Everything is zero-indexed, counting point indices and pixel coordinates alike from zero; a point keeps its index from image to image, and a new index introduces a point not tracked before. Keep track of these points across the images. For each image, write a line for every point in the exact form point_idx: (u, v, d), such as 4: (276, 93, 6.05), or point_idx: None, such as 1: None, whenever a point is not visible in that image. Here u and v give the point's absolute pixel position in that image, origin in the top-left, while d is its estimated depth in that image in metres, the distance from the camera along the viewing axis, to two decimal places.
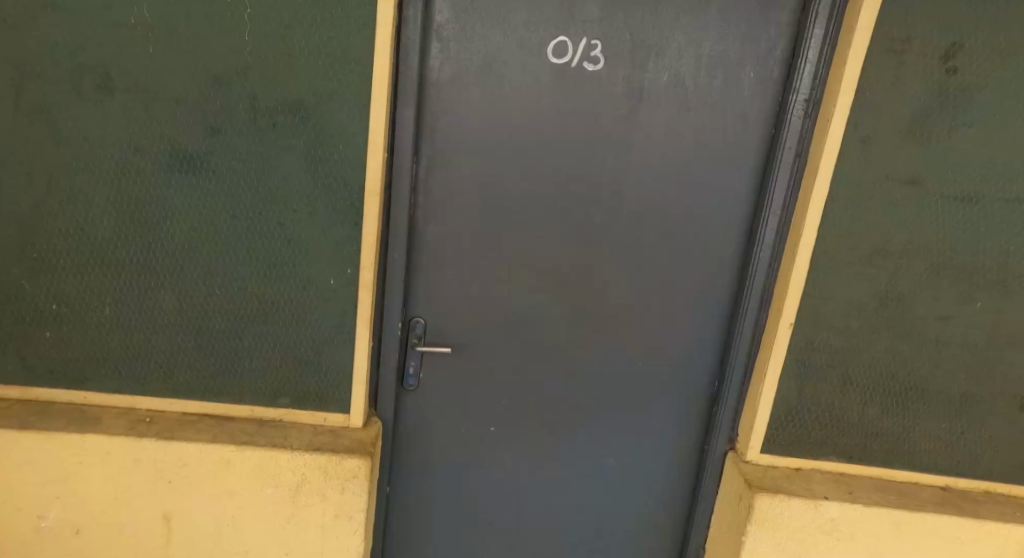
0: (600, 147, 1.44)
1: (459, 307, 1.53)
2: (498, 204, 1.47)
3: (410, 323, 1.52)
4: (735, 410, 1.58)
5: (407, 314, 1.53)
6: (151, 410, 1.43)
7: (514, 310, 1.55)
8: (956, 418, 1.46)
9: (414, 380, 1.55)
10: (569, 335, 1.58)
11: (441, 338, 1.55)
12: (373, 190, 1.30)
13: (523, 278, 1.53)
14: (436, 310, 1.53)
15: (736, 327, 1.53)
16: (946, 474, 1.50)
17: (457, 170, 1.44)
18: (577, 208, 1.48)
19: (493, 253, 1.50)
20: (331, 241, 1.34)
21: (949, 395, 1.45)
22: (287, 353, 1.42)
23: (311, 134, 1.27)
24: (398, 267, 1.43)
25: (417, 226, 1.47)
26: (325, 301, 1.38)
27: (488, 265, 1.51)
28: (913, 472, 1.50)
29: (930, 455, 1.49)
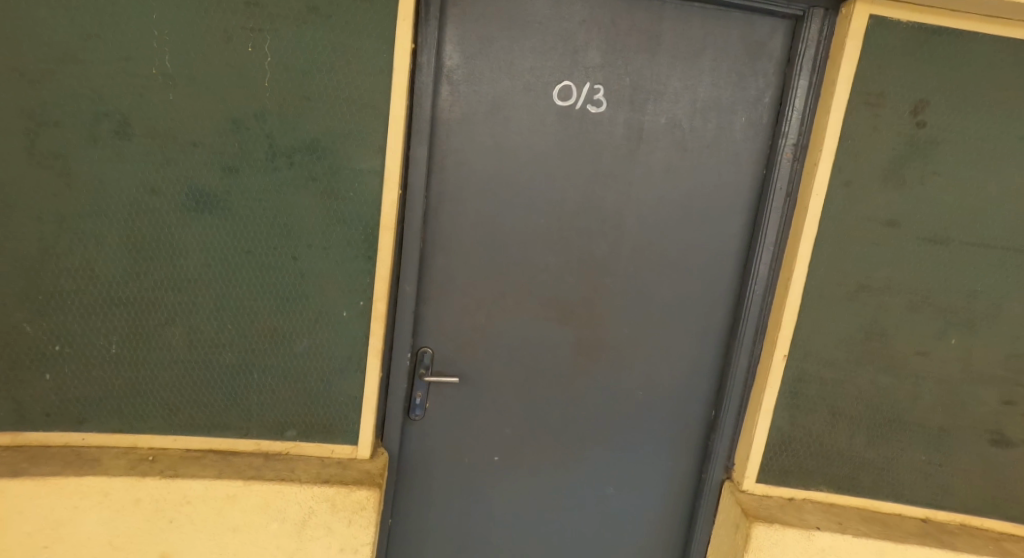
0: (601, 186, 1.51)
1: (464, 339, 1.57)
2: (504, 239, 1.53)
3: (419, 353, 1.56)
4: (732, 441, 1.63)
5: (416, 345, 1.56)
6: (152, 448, 1.43)
7: (518, 342, 1.59)
8: (934, 450, 1.52)
9: (420, 410, 1.58)
10: (571, 366, 1.62)
11: (446, 370, 1.59)
12: (388, 223, 1.35)
13: (527, 310, 1.58)
14: (442, 343, 1.57)
15: (732, 358, 1.59)
16: (925, 506, 1.55)
17: (465, 206, 1.50)
18: (580, 243, 1.54)
19: (498, 286, 1.55)
20: (343, 275, 1.37)
21: (928, 428, 1.51)
22: (296, 386, 1.44)
23: (325, 173, 1.32)
24: (408, 299, 1.47)
25: (426, 260, 1.51)
26: (335, 334, 1.41)
27: (493, 298, 1.56)
28: (895, 503, 1.55)
29: (911, 487, 1.54)
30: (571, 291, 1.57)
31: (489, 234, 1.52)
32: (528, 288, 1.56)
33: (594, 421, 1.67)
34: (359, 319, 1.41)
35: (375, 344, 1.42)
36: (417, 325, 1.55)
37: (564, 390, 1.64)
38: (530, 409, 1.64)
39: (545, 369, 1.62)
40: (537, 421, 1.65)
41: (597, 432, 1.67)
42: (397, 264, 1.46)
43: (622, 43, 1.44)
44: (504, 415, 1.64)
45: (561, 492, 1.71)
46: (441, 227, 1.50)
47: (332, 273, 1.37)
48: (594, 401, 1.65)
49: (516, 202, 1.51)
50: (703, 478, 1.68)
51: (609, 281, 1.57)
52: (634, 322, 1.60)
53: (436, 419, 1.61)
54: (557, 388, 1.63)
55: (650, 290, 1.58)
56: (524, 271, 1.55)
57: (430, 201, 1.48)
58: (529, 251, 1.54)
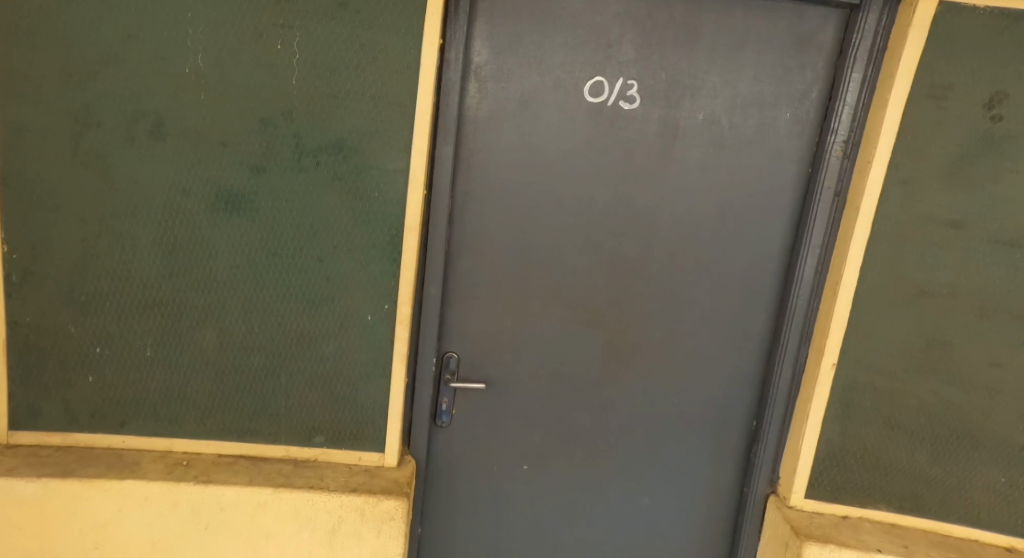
0: (636, 185, 1.45)
1: (494, 343, 1.53)
2: (535, 241, 1.48)
3: (445, 358, 1.52)
4: (776, 454, 1.55)
5: (442, 350, 1.52)
6: (186, 453, 1.41)
7: (550, 347, 1.54)
8: (1014, 471, 1.40)
9: (447, 416, 1.54)
10: (605, 373, 1.56)
11: (476, 375, 1.54)
12: (413, 223, 1.32)
13: (559, 314, 1.52)
14: (471, 347, 1.53)
15: (774, 366, 1.51)
16: (1007, 532, 1.43)
17: (493, 207, 1.45)
18: (614, 244, 1.49)
19: (529, 289, 1.50)
20: (372, 277, 1.34)
21: (1006, 446, 1.40)
22: (325, 390, 1.41)
23: (354, 173, 1.29)
24: (434, 302, 1.43)
25: (454, 262, 1.48)
26: (363, 338, 1.38)
27: (524, 302, 1.51)
28: (971, 528, 1.44)
29: (988, 511, 1.43)
30: (606, 295, 1.52)
31: (518, 235, 1.47)
32: (561, 291, 1.51)
33: (629, 431, 1.60)
34: (385, 322, 1.37)
35: (400, 348, 1.38)
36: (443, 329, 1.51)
37: (597, 398, 1.58)
38: (562, 417, 1.59)
39: (577, 376, 1.56)
40: (570, 429, 1.60)
41: (632, 442, 1.61)
42: (422, 267, 1.42)
43: (657, 36, 1.38)
44: (535, 423, 1.59)
45: (595, 504, 1.65)
46: (468, 229, 1.46)
47: (360, 275, 1.34)
48: (629, 409, 1.59)
49: (546, 202, 1.46)
50: (746, 491, 1.60)
51: (645, 284, 1.51)
52: (671, 328, 1.53)
53: (465, 425, 1.57)
54: (590, 395, 1.58)
55: (689, 294, 1.51)
56: (556, 274, 1.50)
57: (457, 202, 1.45)
58: (562, 254, 1.49)
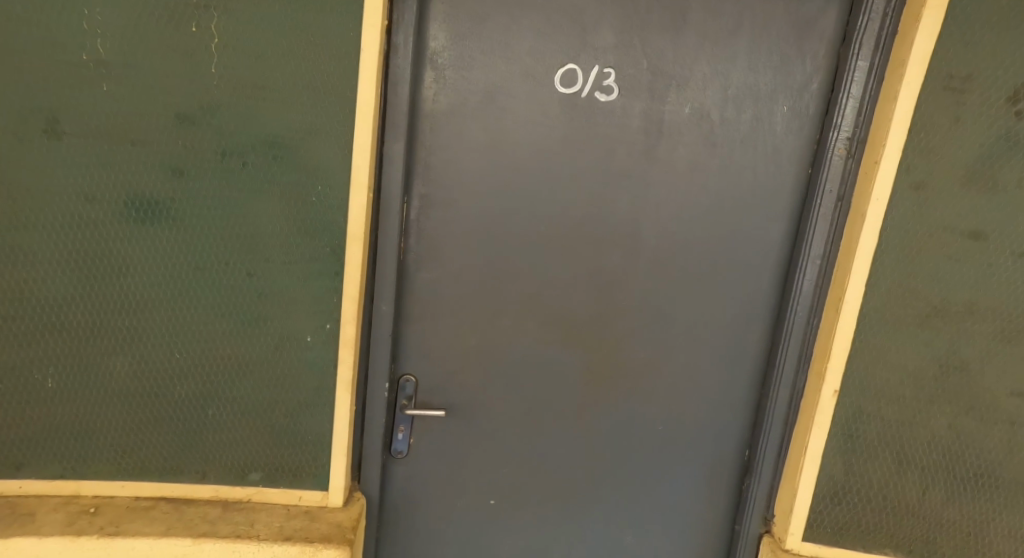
0: (615, 189, 1.29)
1: (457, 365, 1.36)
2: (502, 250, 1.31)
3: (400, 383, 1.35)
4: (770, 488, 1.39)
5: (396, 372, 1.35)
6: (97, 497, 1.24)
7: (520, 369, 1.37)
8: None
9: (403, 447, 1.37)
10: (582, 397, 1.40)
11: (437, 401, 1.37)
12: (356, 232, 1.15)
13: (530, 333, 1.36)
14: (431, 370, 1.35)
15: (770, 390, 1.35)
16: None
17: (453, 213, 1.29)
18: (590, 254, 1.32)
19: (496, 305, 1.34)
20: (309, 297, 1.18)
21: None
22: (258, 424, 1.25)
23: (287, 178, 1.12)
24: (385, 321, 1.26)
25: (408, 274, 1.31)
26: (301, 364, 1.21)
27: (490, 319, 1.34)
28: None
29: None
30: (582, 311, 1.35)
31: (482, 244, 1.31)
32: (532, 307, 1.34)
33: (610, 461, 1.44)
34: (324, 346, 1.21)
35: (342, 375, 1.22)
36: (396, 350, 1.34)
37: (573, 425, 1.41)
38: (535, 446, 1.42)
39: (551, 401, 1.40)
40: (543, 459, 1.43)
41: (613, 473, 1.45)
42: (371, 281, 1.25)
43: (638, 19, 1.22)
44: (505, 454, 1.42)
45: (573, 542, 1.48)
46: (425, 237, 1.29)
47: (295, 294, 1.17)
48: (608, 437, 1.43)
49: (513, 208, 1.29)
50: (737, 529, 1.44)
51: (625, 299, 1.35)
52: (654, 347, 1.37)
53: (425, 457, 1.40)
54: (566, 423, 1.41)
55: (675, 310, 1.35)
56: (525, 288, 1.33)
57: (410, 206, 1.28)
58: (532, 265, 1.32)
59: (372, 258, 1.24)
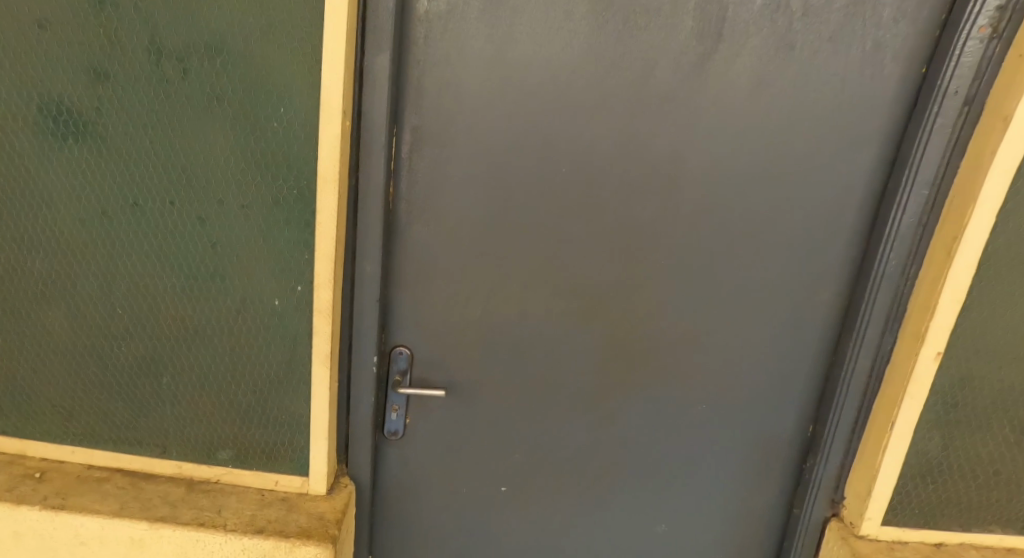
0: (658, 116, 1.03)
1: (459, 336, 1.18)
2: (511, 200, 1.09)
3: (392, 356, 1.18)
4: (840, 472, 1.16)
5: (386, 344, 1.18)
6: (44, 460, 1.07)
7: (531, 341, 1.18)
8: None
9: (397, 428, 1.21)
10: (605, 373, 1.20)
11: (436, 376, 1.20)
12: (327, 175, 0.91)
13: (544, 299, 1.15)
14: (430, 340, 1.18)
15: (844, 361, 1.10)
16: None
17: (453, 153, 1.06)
18: (621, 205, 1.09)
19: (503, 265, 1.13)
20: (273, 249, 0.96)
21: None
22: (220, 394, 1.05)
23: (239, 92, 0.88)
24: (372, 283, 1.06)
25: (399, 227, 1.11)
26: (267, 329, 1.01)
27: (497, 282, 1.14)
28: None
29: None
30: (608, 273, 1.13)
31: (487, 192, 1.09)
32: (547, 268, 1.13)
33: (635, 444, 1.25)
34: (296, 310, 1.00)
35: (319, 348, 1.02)
36: (385, 317, 1.16)
37: (593, 404, 1.22)
38: (548, 428, 1.24)
39: (568, 376, 1.20)
40: (558, 443, 1.25)
41: (638, 458, 1.26)
42: (351, 232, 1.03)
43: None
44: (514, 436, 1.24)
45: (592, 534, 1.31)
46: (418, 183, 1.08)
47: (256, 244, 0.96)
48: (634, 418, 1.23)
49: (526, 146, 1.06)
50: (795, 510, 1.22)
51: (661, 258, 1.12)
52: (694, 314, 1.15)
53: (424, 438, 1.24)
54: (586, 402, 1.22)
55: (723, 269, 1.12)
56: (540, 245, 1.12)
57: (399, 144, 1.06)
58: (547, 217, 1.10)
59: (352, 201, 1.01)
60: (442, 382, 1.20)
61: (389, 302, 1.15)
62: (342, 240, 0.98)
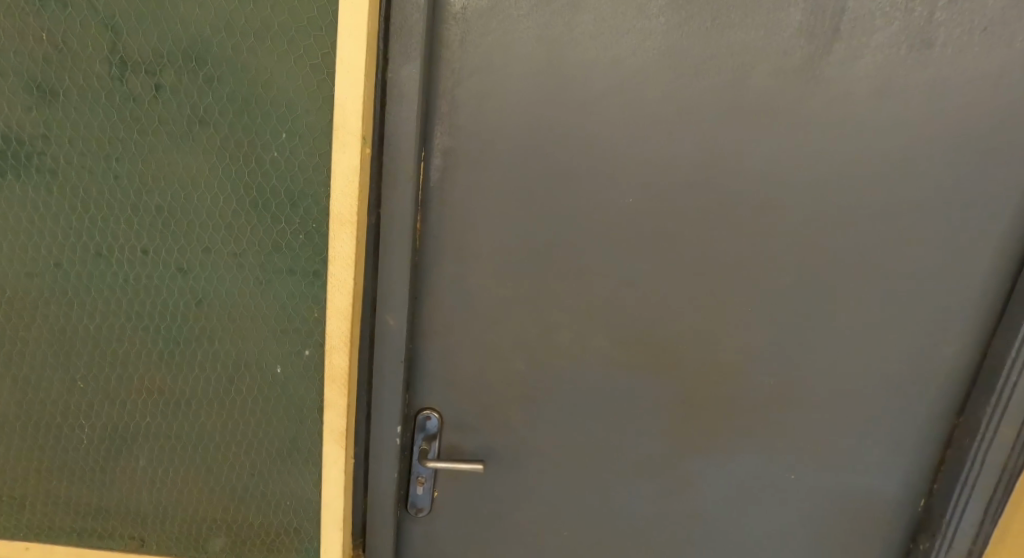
0: (747, 132, 0.86)
1: (500, 396, 0.99)
2: (566, 235, 0.91)
3: (419, 421, 0.99)
4: (970, 549, 0.97)
5: (412, 408, 1.00)
6: None
7: (586, 399, 1.00)
8: None
9: (423, 504, 1.03)
10: (672, 434, 1.02)
11: (472, 443, 1.02)
12: (342, 215, 0.72)
13: (602, 350, 0.97)
14: (464, 403, 0.99)
15: (979, 433, 0.93)
16: None
17: (495, 180, 0.88)
18: (698, 240, 0.90)
19: (555, 313, 0.95)
20: (273, 304, 0.78)
21: None
22: (211, 473, 0.87)
23: (226, 113, 0.69)
24: (399, 342, 0.87)
25: (427, 270, 0.92)
26: (268, 399, 0.84)
27: (547, 333, 0.96)
28: None
29: None
30: (678, 320, 0.96)
31: (535, 228, 0.90)
32: (606, 315, 0.95)
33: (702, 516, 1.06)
34: (301, 377, 0.82)
35: (331, 423, 0.84)
36: (410, 376, 0.98)
37: (657, 470, 1.04)
38: (604, 497, 1.06)
39: (628, 438, 1.02)
40: (615, 514, 1.07)
41: (709, 533, 1.07)
42: (370, 280, 0.84)
43: None
44: (563, 507, 1.07)
45: None
46: (451, 216, 0.89)
47: (251, 297, 0.78)
48: (705, 486, 1.05)
49: (584, 170, 0.88)
50: None
51: (743, 305, 0.93)
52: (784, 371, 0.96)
53: (456, 513, 1.06)
54: (648, 467, 1.04)
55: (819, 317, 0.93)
56: (596, 289, 0.94)
57: (428, 170, 0.87)
58: (609, 255, 0.92)
59: (371, 244, 0.81)
60: (478, 448, 1.02)
61: (415, 357, 0.97)
62: (360, 293, 0.79)
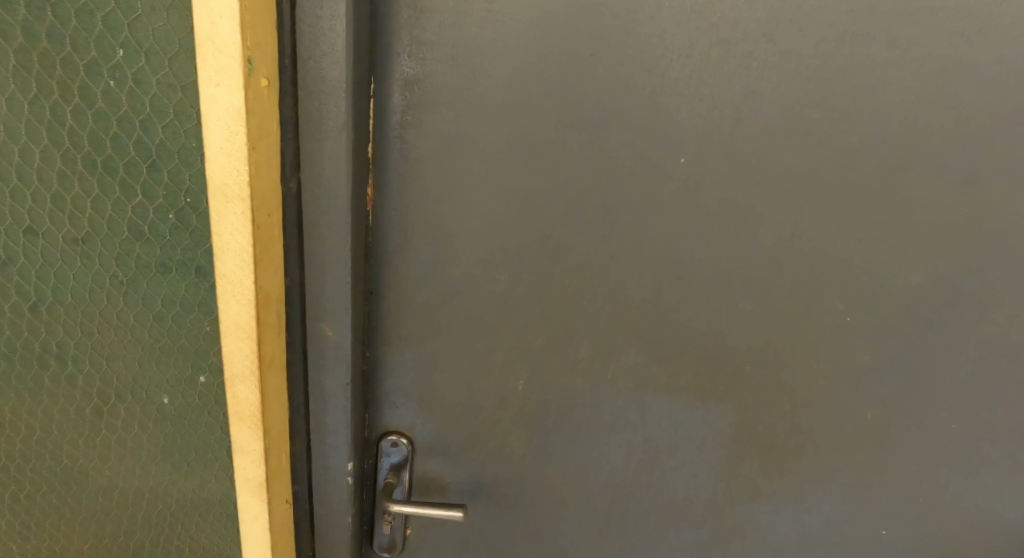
0: (875, 61, 0.55)
1: (492, 421, 0.73)
2: (591, 213, 0.62)
3: (381, 450, 0.75)
4: None
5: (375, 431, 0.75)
6: None
7: (610, 429, 0.74)
8: None
9: (386, 550, 0.80)
10: (725, 477, 0.76)
11: (457, 474, 0.77)
12: (226, 189, 0.45)
13: (633, 371, 0.70)
14: (445, 426, 0.74)
15: None
16: None
17: (483, 131, 0.58)
18: (789, 219, 0.62)
19: (570, 320, 0.67)
20: (143, 311, 0.53)
21: None
22: (95, 521, 0.65)
23: (14, 8, 0.41)
24: (340, 359, 0.61)
25: (386, 256, 0.64)
26: (155, 432, 0.60)
27: (559, 345, 0.69)
28: None
29: None
30: (748, 334, 0.67)
31: (545, 202, 0.61)
32: (643, 325, 0.67)
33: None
34: (196, 407, 0.58)
35: (244, 472, 0.61)
36: (369, 393, 0.72)
37: (702, 519, 0.79)
38: (632, 546, 0.82)
39: (666, 478, 0.77)
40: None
41: None
42: (290, 280, 0.56)
43: None
44: (579, 554, 0.83)
45: None
46: (419, 183, 0.60)
47: (106, 302, 0.52)
48: (766, 542, 0.80)
49: (620, 117, 0.58)
50: None
51: (844, 313, 0.66)
52: (886, 400, 0.70)
53: (440, 548, 0.84)
54: (691, 515, 0.79)
55: (944, 330, 0.66)
56: (627, 288, 0.65)
57: (379, 112, 0.57)
58: (652, 241, 0.63)
59: (292, 225, 0.53)
60: (466, 480, 0.78)
61: (374, 372, 0.70)
62: (273, 300, 0.53)
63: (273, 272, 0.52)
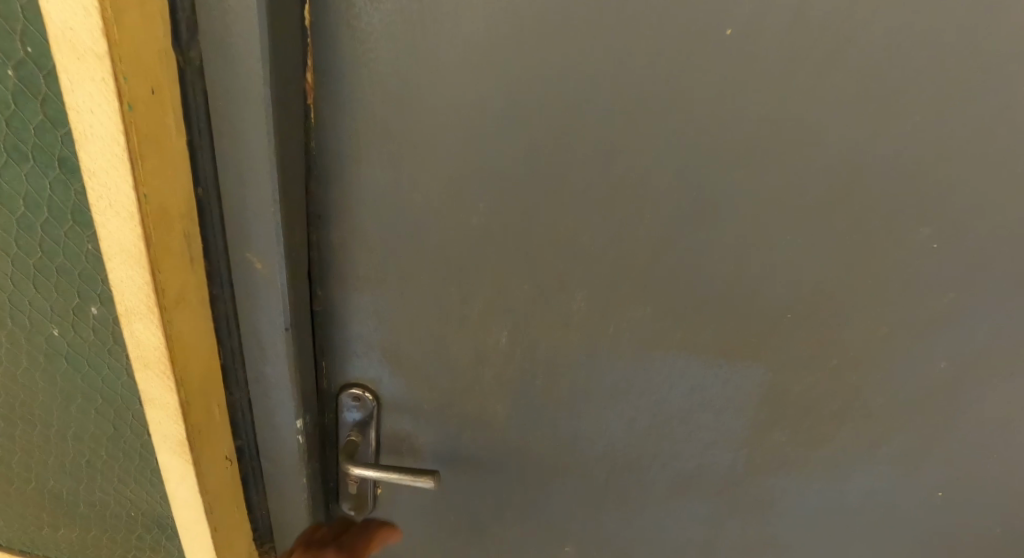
0: None
1: (470, 373, 0.63)
2: (598, 135, 0.48)
3: (342, 403, 0.66)
4: None
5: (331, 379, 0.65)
6: None
7: (608, 388, 0.63)
8: None
9: (352, 508, 0.73)
10: (740, 443, 0.66)
11: (429, 427, 0.68)
12: (74, 53, 0.33)
13: (638, 324, 0.58)
14: (416, 378, 0.64)
15: None
16: None
17: (455, 17, 0.44)
18: (858, 153, 0.47)
19: (564, 266, 0.55)
20: (9, 215, 0.42)
21: None
22: (15, 443, 0.59)
23: None
24: (274, 298, 0.50)
25: (336, 174, 0.52)
26: (52, 363, 0.51)
27: (550, 295, 0.57)
28: None
29: None
30: (784, 292, 0.55)
31: (536, 117, 0.47)
32: (655, 276, 0.55)
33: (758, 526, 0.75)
34: (91, 334, 0.48)
35: (159, 427, 0.52)
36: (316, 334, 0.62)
37: (706, 480, 0.70)
38: (630, 509, 0.74)
39: (672, 447, 0.67)
40: (643, 523, 0.76)
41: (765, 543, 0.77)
42: (201, 194, 0.44)
43: None
44: (570, 513, 0.75)
45: None
46: (374, 83, 0.47)
47: None
48: (774, 499, 0.72)
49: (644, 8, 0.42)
50: None
51: (905, 270, 0.53)
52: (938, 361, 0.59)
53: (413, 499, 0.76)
54: (698, 482, 0.71)
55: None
56: (638, 224, 0.52)
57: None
58: (675, 175, 0.49)
59: (199, 121, 0.41)
60: (442, 437, 0.69)
61: (326, 312, 0.60)
62: (176, 220, 0.42)
63: (171, 186, 0.41)
